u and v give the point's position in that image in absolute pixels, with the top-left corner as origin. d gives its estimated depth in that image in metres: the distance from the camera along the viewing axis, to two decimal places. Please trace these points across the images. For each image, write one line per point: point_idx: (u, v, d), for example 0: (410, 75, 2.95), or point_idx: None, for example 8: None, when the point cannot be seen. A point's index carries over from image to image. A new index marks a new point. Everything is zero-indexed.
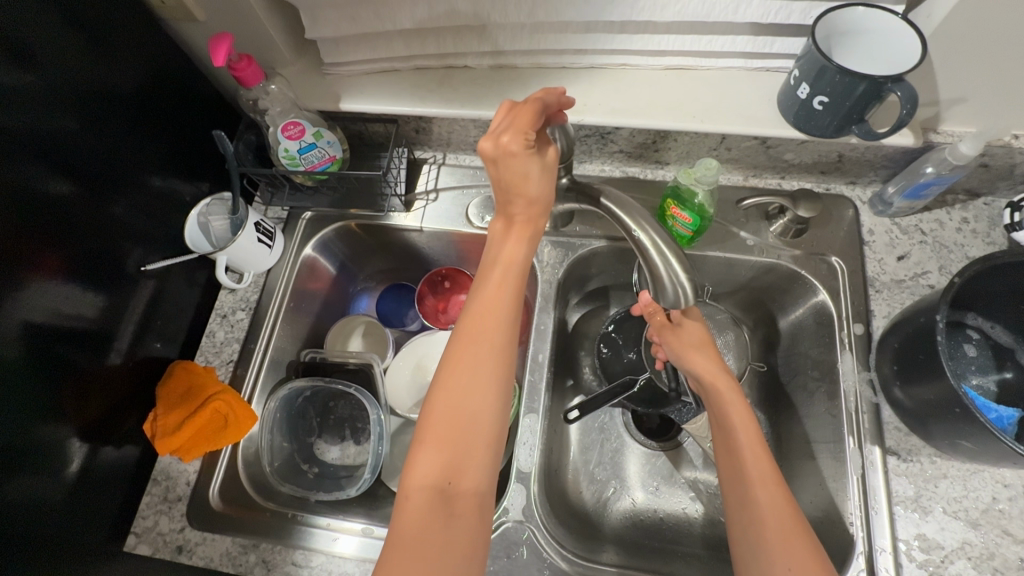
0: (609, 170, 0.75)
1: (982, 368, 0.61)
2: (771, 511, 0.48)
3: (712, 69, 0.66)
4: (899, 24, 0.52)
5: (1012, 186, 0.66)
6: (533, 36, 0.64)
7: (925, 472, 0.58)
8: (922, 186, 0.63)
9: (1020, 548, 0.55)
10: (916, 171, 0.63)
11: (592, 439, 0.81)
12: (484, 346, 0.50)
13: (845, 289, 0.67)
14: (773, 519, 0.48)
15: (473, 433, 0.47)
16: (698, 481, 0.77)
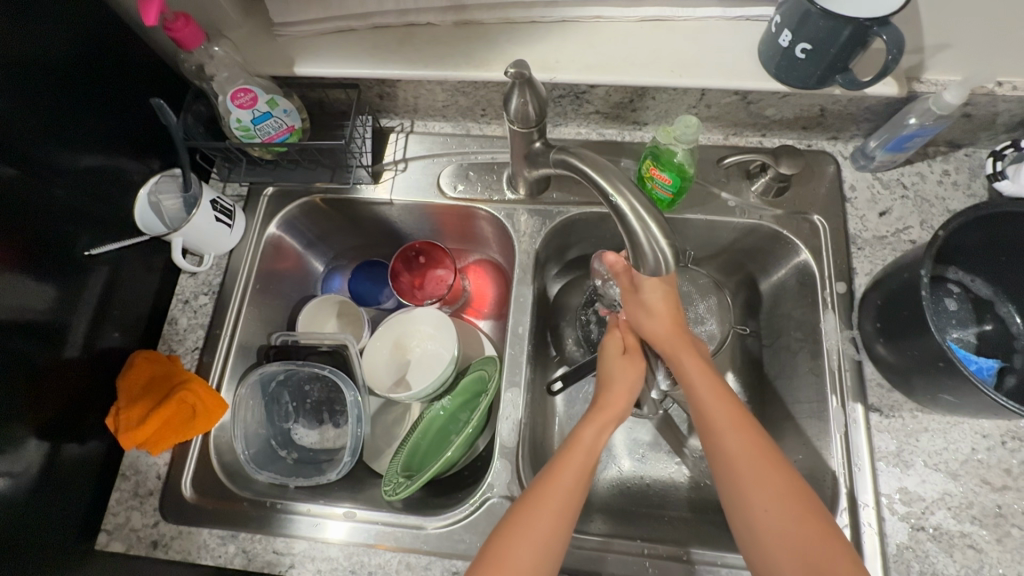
0: (586, 133, 0.72)
1: (963, 321, 0.61)
2: (743, 456, 0.50)
3: (689, 20, 0.62)
4: None
5: (993, 136, 0.65)
6: None
7: (907, 427, 0.59)
8: (905, 138, 0.61)
9: (997, 496, 0.56)
10: (899, 123, 0.61)
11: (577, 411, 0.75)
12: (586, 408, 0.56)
13: (827, 247, 0.66)
14: (750, 462, 0.50)
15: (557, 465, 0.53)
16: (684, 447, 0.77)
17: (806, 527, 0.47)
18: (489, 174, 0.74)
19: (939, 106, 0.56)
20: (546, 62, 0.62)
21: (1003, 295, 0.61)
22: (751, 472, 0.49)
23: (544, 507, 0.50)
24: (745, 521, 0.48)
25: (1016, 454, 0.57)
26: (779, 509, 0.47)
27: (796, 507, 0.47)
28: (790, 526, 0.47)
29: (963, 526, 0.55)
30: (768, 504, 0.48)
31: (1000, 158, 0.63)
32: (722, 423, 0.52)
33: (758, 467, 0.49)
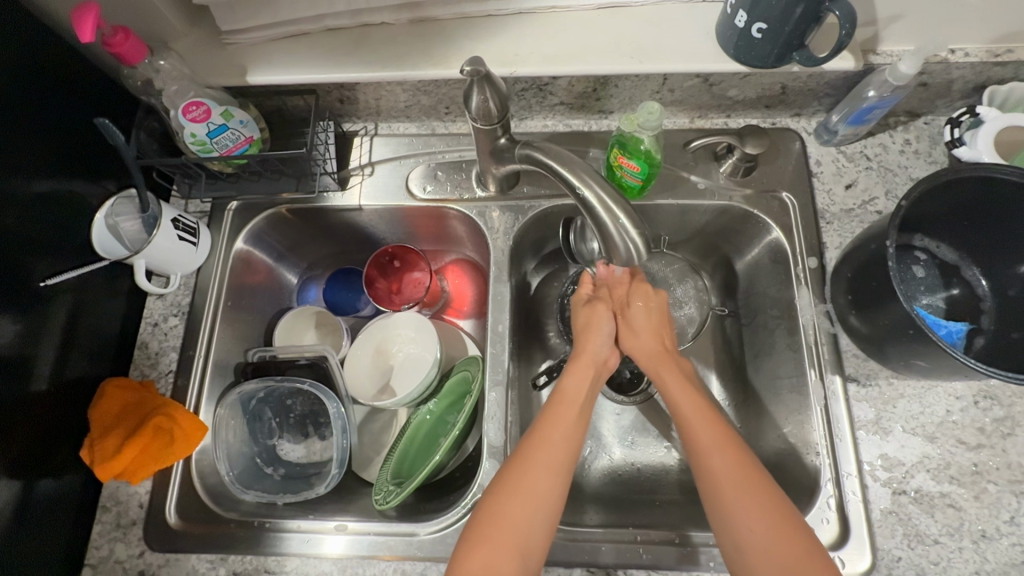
0: (552, 126, 0.71)
1: (931, 288, 0.62)
2: (728, 471, 0.51)
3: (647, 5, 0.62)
4: None
5: (950, 103, 0.66)
6: None
7: (884, 395, 0.60)
8: (865, 111, 0.62)
9: (973, 454, 0.57)
10: (858, 96, 0.62)
11: None
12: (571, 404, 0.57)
13: (797, 224, 0.67)
14: (734, 479, 0.50)
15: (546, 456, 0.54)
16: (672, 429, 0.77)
17: (789, 533, 0.48)
18: (457, 172, 0.73)
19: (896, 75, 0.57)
20: (506, 55, 0.61)
21: (968, 259, 0.62)
22: (739, 489, 0.50)
23: (529, 474, 0.52)
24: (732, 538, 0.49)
25: (989, 412, 0.59)
26: (763, 522, 0.48)
27: (776, 519, 0.48)
28: (772, 539, 0.47)
29: (943, 486, 0.56)
30: (753, 520, 0.48)
31: (957, 125, 0.64)
32: (711, 440, 0.53)
33: (741, 482, 0.50)
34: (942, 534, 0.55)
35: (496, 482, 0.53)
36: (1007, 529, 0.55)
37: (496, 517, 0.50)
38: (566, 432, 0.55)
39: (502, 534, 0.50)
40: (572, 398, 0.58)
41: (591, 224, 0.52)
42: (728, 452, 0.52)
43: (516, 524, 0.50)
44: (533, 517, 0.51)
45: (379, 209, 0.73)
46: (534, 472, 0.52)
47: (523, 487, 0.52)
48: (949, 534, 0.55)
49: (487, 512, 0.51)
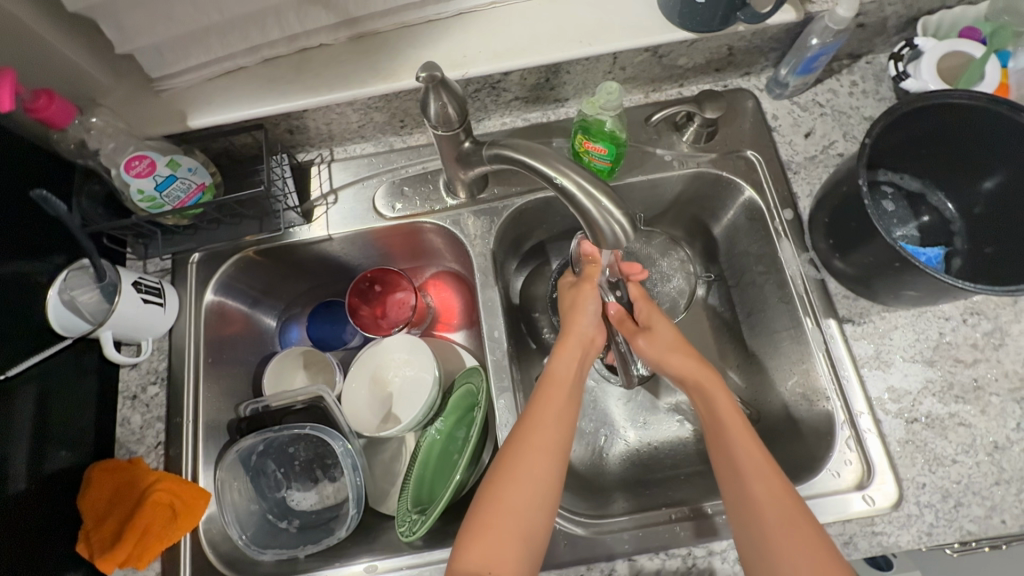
0: (511, 123, 0.71)
1: (903, 219, 0.64)
2: (755, 464, 0.52)
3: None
4: None
5: (888, 40, 0.68)
6: None
7: (879, 329, 0.61)
8: (811, 59, 0.63)
9: (971, 370, 0.59)
10: (803, 46, 0.63)
11: None
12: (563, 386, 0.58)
13: (766, 179, 0.67)
14: (757, 472, 0.52)
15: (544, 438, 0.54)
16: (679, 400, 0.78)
17: (802, 514, 0.49)
18: (424, 185, 0.71)
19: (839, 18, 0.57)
20: (455, 58, 0.59)
21: (931, 185, 0.64)
22: (763, 479, 0.51)
23: (528, 459, 0.53)
24: (752, 531, 0.49)
25: (978, 327, 0.61)
26: (783, 509, 0.49)
27: (796, 507, 0.49)
28: (792, 528, 0.48)
29: (950, 406, 0.58)
30: (777, 509, 0.49)
31: (900, 59, 0.65)
32: (733, 436, 0.54)
33: (764, 474, 0.51)
34: (958, 452, 0.56)
35: (498, 468, 0.53)
36: (1016, 435, 0.56)
37: (498, 502, 0.51)
38: (563, 415, 0.56)
39: (503, 520, 0.50)
40: (563, 378, 0.59)
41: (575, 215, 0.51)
42: (749, 447, 0.53)
43: (514, 507, 0.50)
44: (534, 499, 0.51)
45: (352, 236, 0.71)
46: (532, 452, 0.53)
47: (524, 470, 0.52)
48: (965, 451, 0.56)
49: (489, 497, 0.51)
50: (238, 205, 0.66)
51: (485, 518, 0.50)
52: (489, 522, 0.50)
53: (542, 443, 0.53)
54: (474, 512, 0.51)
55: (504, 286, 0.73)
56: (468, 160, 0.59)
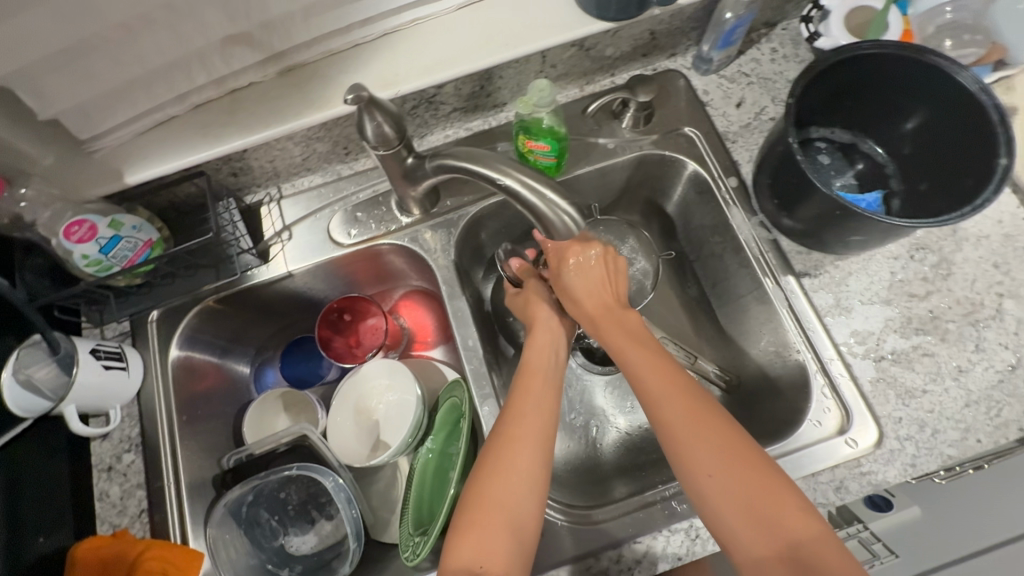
0: (453, 134, 0.71)
1: (840, 170, 0.67)
2: (678, 412, 0.52)
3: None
4: None
5: (797, 5, 0.71)
6: (308, 24, 0.57)
7: (835, 278, 0.63)
8: (729, 33, 0.66)
9: (926, 303, 0.61)
10: (719, 21, 0.65)
11: None
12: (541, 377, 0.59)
13: (707, 152, 0.70)
14: (684, 421, 0.51)
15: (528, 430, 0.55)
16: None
17: (747, 458, 0.49)
18: (377, 207, 0.71)
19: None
20: (386, 79, 0.60)
21: (860, 134, 0.67)
22: (689, 427, 0.51)
23: (508, 451, 0.53)
24: (694, 484, 0.49)
25: (926, 261, 0.63)
26: (716, 458, 0.49)
27: (729, 451, 0.49)
28: (727, 476, 0.48)
29: (912, 340, 0.60)
30: (711, 459, 0.49)
31: (810, 20, 0.68)
32: (656, 386, 0.54)
33: (688, 422, 0.51)
34: (926, 382, 0.58)
35: (485, 463, 0.54)
36: (977, 357, 0.59)
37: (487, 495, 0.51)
38: (540, 403, 0.57)
39: (492, 517, 0.50)
40: (539, 368, 0.60)
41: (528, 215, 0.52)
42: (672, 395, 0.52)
43: (502, 500, 0.51)
44: (520, 489, 0.52)
45: (313, 269, 0.70)
46: (516, 445, 0.54)
47: (509, 461, 0.53)
48: (933, 380, 0.58)
49: (480, 493, 0.52)
50: (191, 256, 0.65)
51: (473, 515, 0.51)
52: (478, 518, 0.51)
53: (523, 433, 0.54)
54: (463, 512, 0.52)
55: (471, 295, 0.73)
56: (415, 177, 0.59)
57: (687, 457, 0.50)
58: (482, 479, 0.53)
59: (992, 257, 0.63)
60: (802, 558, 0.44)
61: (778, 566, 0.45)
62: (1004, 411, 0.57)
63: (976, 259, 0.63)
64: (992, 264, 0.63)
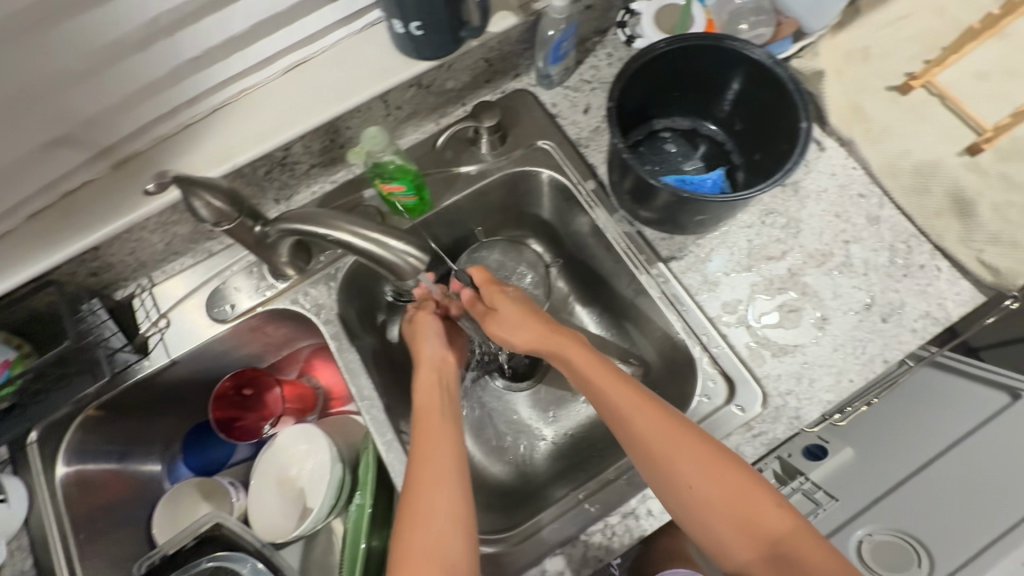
0: (318, 190, 0.72)
1: (686, 155, 0.71)
2: (655, 430, 0.54)
3: (331, 48, 0.64)
4: None
5: None
6: (131, 113, 0.57)
7: (700, 256, 0.67)
8: (556, 47, 0.69)
9: (783, 262, 0.65)
10: (544, 39, 0.69)
11: (480, 416, 0.81)
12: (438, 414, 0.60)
13: (564, 159, 0.73)
14: (658, 438, 0.53)
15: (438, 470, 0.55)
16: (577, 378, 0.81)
17: (720, 464, 0.52)
18: (253, 277, 0.70)
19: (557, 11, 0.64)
20: (226, 152, 0.60)
21: (698, 118, 0.72)
22: (670, 444, 0.53)
23: (422, 494, 0.53)
24: (679, 493, 0.52)
25: (777, 224, 0.67)
26: (697, 470, 0.51)
27: (706, 459, 0.52)
28: (712, 486, 0.51)
29: (776, 299, 0.64)
30: (691, 470, 0.51)
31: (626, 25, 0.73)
32: (635, 415, 0.54)
33: (664, 439, 0.53)
34: (795, 336, 0.62)
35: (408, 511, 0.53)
36: (836, 303, 0.63)
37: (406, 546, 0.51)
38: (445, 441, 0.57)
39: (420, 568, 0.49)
40: (435, 410, 0.60)
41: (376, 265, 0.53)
42: (644, 416, 0.54)
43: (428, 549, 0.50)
44: (443, 533, 0.51)
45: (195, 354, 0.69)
46: (423, 491, 0.53)
47: (420, 507, 0.52)
48: (801, 333, 0.62)
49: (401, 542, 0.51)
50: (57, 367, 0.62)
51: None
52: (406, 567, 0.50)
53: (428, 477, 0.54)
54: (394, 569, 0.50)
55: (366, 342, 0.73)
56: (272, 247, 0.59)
57: (674, 471, 0.52)
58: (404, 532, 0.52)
59: (833, 208, 0.68)
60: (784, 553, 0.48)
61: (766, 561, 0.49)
62: (868, 348, 0.61)
63: (820, 212, 0.68)
64: (834, 214, 0.67)
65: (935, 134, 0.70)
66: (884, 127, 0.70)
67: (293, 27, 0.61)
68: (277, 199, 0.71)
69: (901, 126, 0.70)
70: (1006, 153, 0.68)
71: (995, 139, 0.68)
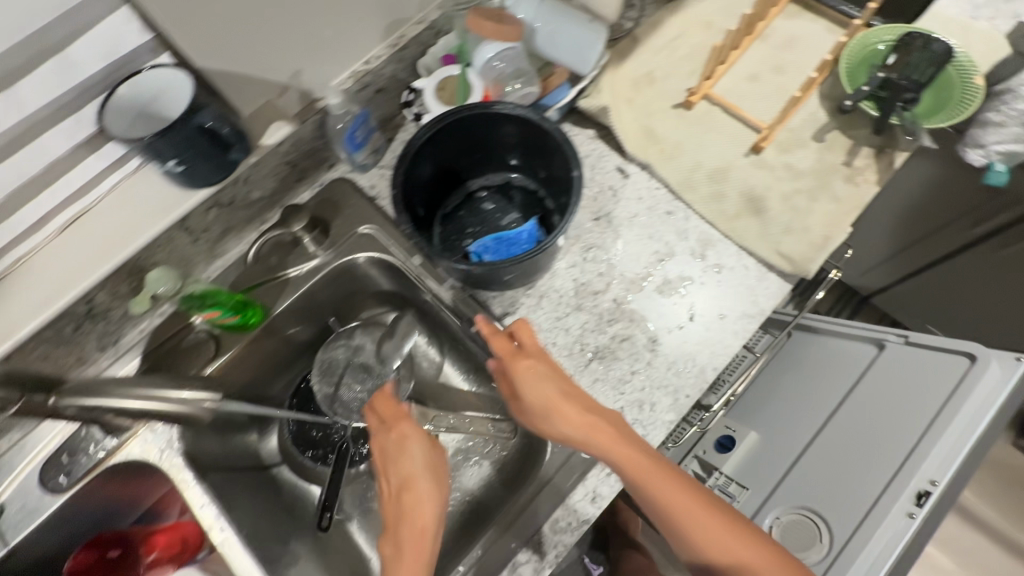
0: (149, 328, 0.71)
1: (503, 210, 0.74)
2: (659, 473, 0.55)
3: (110, 191, 0.61)
4: (160, 80, 0.54)
5: None
6: None
7: (530, 305, 0.69)
8: (351, 136, 0.71)
9: (609, 294, 0.68)
10: (336, 133, 0.71)
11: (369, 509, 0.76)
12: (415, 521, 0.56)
13: (388, 240, 0.74)
14: (661, 485, 0.54)
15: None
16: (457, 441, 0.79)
17: (699, 513, 0.55)
18: (85, 439, 0.66)
19: (337, 106, 0.68)
20: (10, 324, 0.57)
21: (506, 172, 0.74)
22: (662, 484, 0.54)
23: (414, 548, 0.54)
24: (690, 542, 0.55)
25: (598, 258, 0.70)
26: (678, 511, 0.55)
27: (690, 500, 0.55)
28: (702, 528, 0.54)
29: (608, 332, 0.66)
30: (681, 515, 0.55)
31: (411, 103, 0.71)
32: (665, 492, 0.55)
33: (661, 485, 0.55)
34: (631, 365, 0.65)
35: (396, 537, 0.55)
36: (663, 323, 0.66)
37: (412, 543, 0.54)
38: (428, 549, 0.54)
39: None
40: (422, 526, 0.55)
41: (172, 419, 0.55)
42: (649, 461, 0.55)
43: None
44: None
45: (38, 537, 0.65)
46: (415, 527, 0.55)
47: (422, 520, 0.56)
48: (635, 360, 0.65)
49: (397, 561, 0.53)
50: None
51: None
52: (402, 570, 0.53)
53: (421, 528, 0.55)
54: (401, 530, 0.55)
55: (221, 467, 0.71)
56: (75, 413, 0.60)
57: (657, 515, 0.55)
58: None
59: (645, 231, 0.71)
60: None
61: None
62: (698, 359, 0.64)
63: (634, 237, 0.71)
64: (646, 237, 0.71)
65: (721, 140, 0.75)
66: (677, 144, 0.75)
67: (46, 191, 0.56)
68: (101, 347, 0.68)
69: (690, 140, 0.75)
70: (786, 145, 0.74)
71: (772, 136, 0.74)
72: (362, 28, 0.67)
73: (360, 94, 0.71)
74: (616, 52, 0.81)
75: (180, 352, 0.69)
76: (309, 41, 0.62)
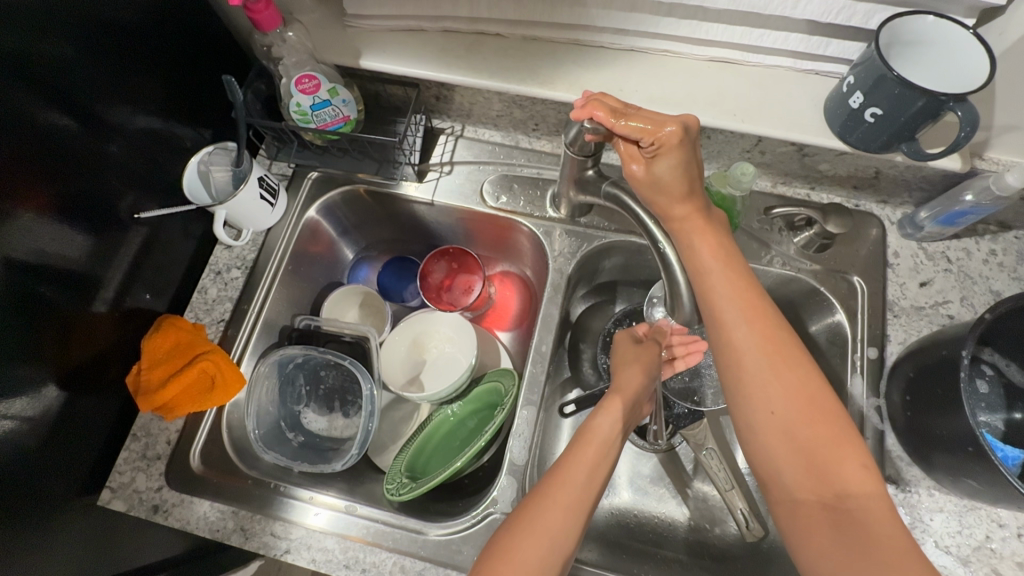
0: (284, 212, 0.73)
1: (555, 312, 0.70)
2: (793, 398, 0.44)
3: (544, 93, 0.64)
4: (326, 103, 0.64)
5: (554, 120, 0.70)
6: (122, 172, 0.61)
7: (530, 418, 0.65)
8: (335, 122, 0.67)
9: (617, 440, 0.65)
10: (342, 107, 0.65)
11: (322, 528, 0.61)
12: (606, 425, 0.53)
13: (516, 189, 0.74)
14: (760, 360, 0.45)
15: (597, 462, 0.50)
16: (388, 541, 0.59)
17: (837, 448, 0.43)
18: (196, 310, 0.71)
19: (444, 148, 0.75)
20: (359, 52, 0.64)
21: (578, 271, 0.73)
22: (762, 379, 0.45)
23: (582, 459, 0.50)
24: (772, 431, 0.44)
25: None
26: (823, 522, 0.41)
27: (807, 404, 0.44)
28: (814, 428, 0.43)
29: None
30: (843, 480, 0.42)
31: (437, 160, 0.75)
32: (798, 406, 0.44)
33: (768, 367, 0.45)
34: None
35: (550, 476, 0.49)
36: None
37: (531, 528, 0.45)
38: (598, 435, 0.52)
39: (540, 523, 0.45)
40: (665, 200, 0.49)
41: (249, 316, 0.71)
42: (746, 311, 0.47)
43: (542, 531, 0.45)
44: None
45: None
46: (562, 495, 0.47)
47: (567, 471, 0.49)
48: None
49: (614, 398, 0.56)
50: None
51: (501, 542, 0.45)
52: (508, 549, 0.44)
53: (598, 436, 0.51)
54: (502, 529, 0.46)
55: (109, 420, 0.63)
56: (98, 269, 0.60)
57: (843, 490, 0.42)
58: (513, 525, 0.46)
59: (877, 401, 0.62)
60: (844, 508, 0.41)
61: (821, 515, 0.42)
62: (628, 522, 0.72)
63: (882, 445, 0.61)
64: (874, 420, 0.62)
65: (823, 342, 0.69)
66: (860, 283, 0.67)
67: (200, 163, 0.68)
68: (133, 105, 0.60)
69: None
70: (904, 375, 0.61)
71: (895, 364, 0.62)
72: (524, 65, 0.62)
73: (841, 156, 0.62)
74: (805, 171, 0.67)
75: (214, 280, 0.73)
76: (771, 86, 0.60)
